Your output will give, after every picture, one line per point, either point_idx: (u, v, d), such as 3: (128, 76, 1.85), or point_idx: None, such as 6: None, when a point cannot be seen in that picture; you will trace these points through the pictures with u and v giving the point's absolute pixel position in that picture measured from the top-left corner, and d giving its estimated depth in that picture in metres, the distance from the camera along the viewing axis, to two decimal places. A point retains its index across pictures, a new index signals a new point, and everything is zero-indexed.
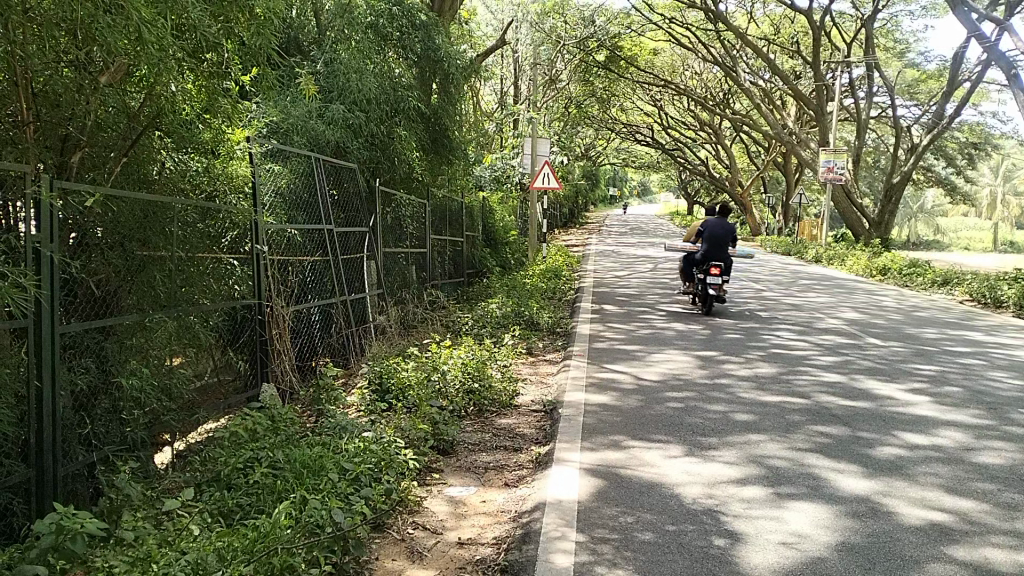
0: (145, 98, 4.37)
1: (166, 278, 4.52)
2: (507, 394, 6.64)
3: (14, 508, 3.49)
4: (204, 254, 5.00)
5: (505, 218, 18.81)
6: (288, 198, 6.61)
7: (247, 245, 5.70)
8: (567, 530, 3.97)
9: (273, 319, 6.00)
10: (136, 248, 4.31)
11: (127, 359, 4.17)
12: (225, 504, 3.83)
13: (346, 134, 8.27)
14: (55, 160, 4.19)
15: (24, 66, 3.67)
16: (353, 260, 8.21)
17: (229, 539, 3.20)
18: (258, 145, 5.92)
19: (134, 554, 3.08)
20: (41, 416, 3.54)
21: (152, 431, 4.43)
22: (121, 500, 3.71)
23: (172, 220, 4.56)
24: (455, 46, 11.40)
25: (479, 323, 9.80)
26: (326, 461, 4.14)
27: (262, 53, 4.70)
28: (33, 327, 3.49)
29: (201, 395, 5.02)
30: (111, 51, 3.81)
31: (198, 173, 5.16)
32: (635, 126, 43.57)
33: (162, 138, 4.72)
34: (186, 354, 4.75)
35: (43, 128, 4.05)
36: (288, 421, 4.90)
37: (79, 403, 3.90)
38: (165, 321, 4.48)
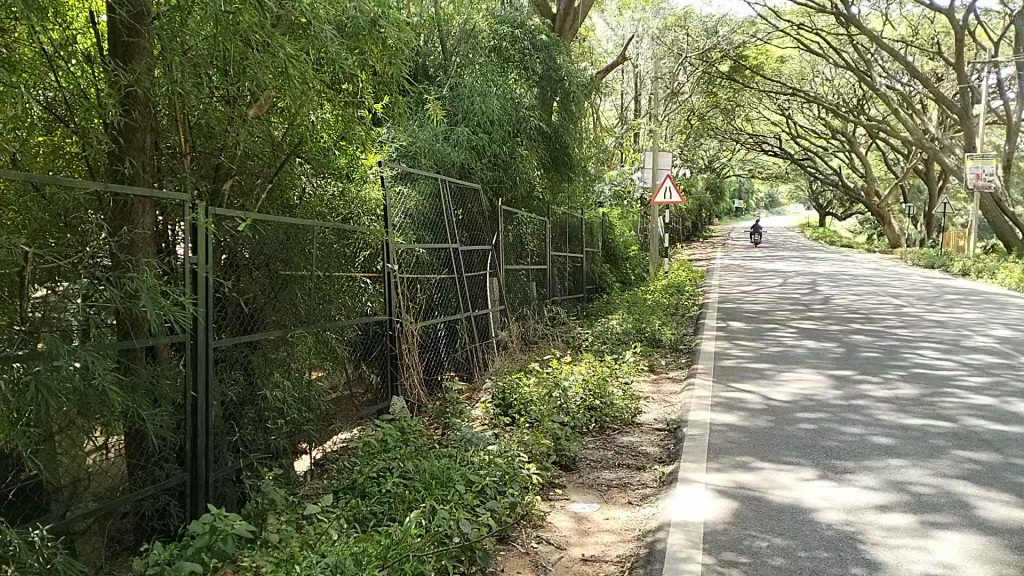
0: (288, 127, 4.68)
1: (307, 296, 4.81)
2: (629, 410, 6.59)
3: (171, 509, 3.80)
4: (339, 273, 5.28)
5: (626, 234, 18.68)
6: (415, 218, 6.87)
7: (379, 264, 5.98)
8: (693, 551, 3.89)
9: (403, 334, 6.25)
10: (279, 268, 4.61)
11: (271, 372, 4.47)
12: (360, 510, 4.00)
13: (469, 155, 8.50)
14: (208, 187, 4.53)
15: (182, 103, 4.10)
16: (477, 277, 8.42)
17: (364, 545, 3.36)
18: (390, 168, 6.23)
19: (279, 555, 3.28)
20: (196, 423, 3.84)
21: (292, 440, 4.71)
22: (266, 504, 3.98)
23: (311, 241, 4.85)
24: (576, 65, 11.54)
25: (600, 339, 9.79)
26: (453, 473, 4.28)
27: (394, 80, 4.95)
28: (190, 342, 3.80)
29: (335, 406, 5.29)
30: (259, 86, 4.14)
31: (335, 198, 5.46)
32: (761, 136, 42.24)
33: (302, 165, 5.04)
34: (324, 368, 5.03)
35: (198, 158, 4.44)
36: (416, 433, 5.08)
37: (228, 413, 4.20)
38: (306, 336, 4.76)
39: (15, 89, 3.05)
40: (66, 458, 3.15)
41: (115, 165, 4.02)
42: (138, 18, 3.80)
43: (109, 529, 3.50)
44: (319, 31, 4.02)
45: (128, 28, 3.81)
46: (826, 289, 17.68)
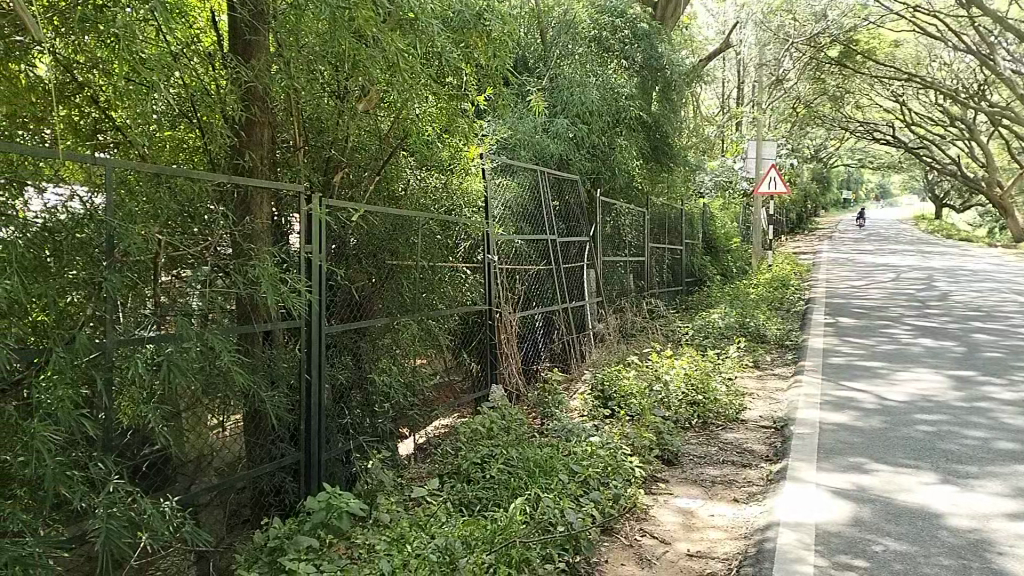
0: (394, 120, 4.79)
1: (412, 285, 4.93)
2: (733, 406, 6.45)
3: (286, 486, 3.99)
4: (443, 264, 5.39)
5: (726, 225, 18.20)
6: (515, 210, 6.93)
7: (480, 255, 6.05)
8: (805, 553, 3.78)
9: (502, 324, 6.31)
10: (387, 258, 4.74)
11: (379, 358, 4.62)
12: (466, 495, 4.09)
13: (568, 146, 8.53)
14: (320, 180, 4.70)
15: (296, 99, 4.27)
16: (575, 269, 8.40)
17: (471, 529, 3.43)
18: (492, 160, 6.28)
19: (391, 534, 3.40)
20: (309, 405, 4.01)
21: (398, 424, 4.85)
22: (376, 485, 4.13)
23: (416, 232, 4.97)
24: (677, 54, 11.32)
25: (701, 333, 9.60)
26: (556, 463, 4.31)
27: (498, 73, 5.00)
28: (305, 327, 3.97)
29: (437, 393, 5.40)
30: (370, 81, 4.25)
31: (439, 190, 5.56)
32: (872, 124, 40.25)
33: (407, 157, 5.15)
34: (427, 355, 5.16)
35: (310, 151, 4.63)
36: (518, 421, 5.14)
37: (339, 396, 4.37)
38: (411, 324, 4.88)
39: (156, 86, 3.29)
40: (194, 435, 3.34)
41: (236, 159, 4.22)
42: (258, 17, 3.99)
43: (230, 503, 3.70)
44: (427, 25, 4.10)
45: (250, 27, 4.02)
46: (944, 285, 16.70)
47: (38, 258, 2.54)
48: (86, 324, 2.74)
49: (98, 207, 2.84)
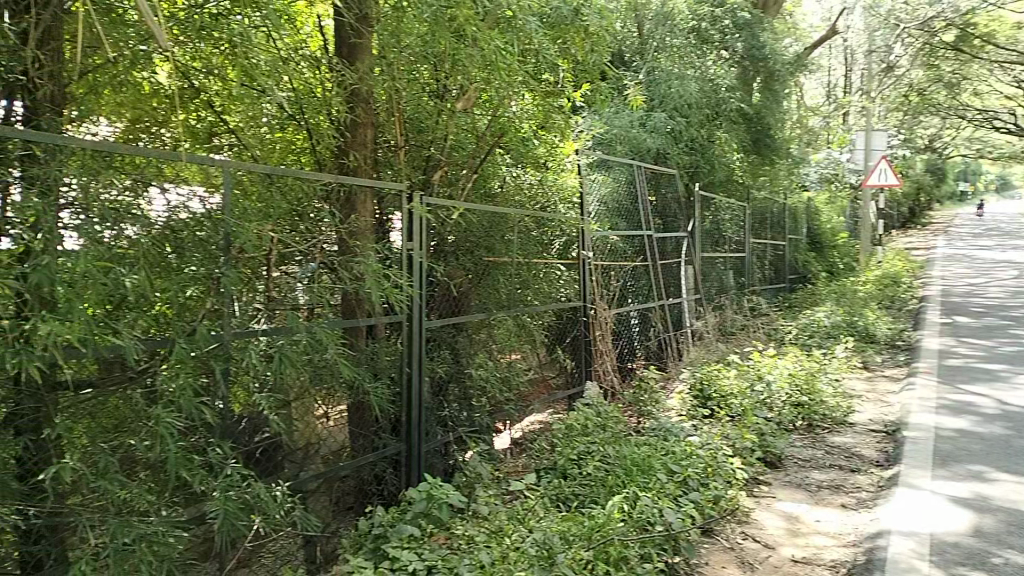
0: (491, 118, 4.81)
1: (508, 281, 4.98)
2: (840, 408, 6.21)
3: (388, 475, 4.11)
4: (538, 260, 5.39)
5: (833, 220, 17.47)
6: (610, 205, 6.88)
7: (575, 251, 6.01)
8: (920, 564, 3.60)
9: (597, 321, 6.26)
10: (483, 255, 4.80)
11: (476, 353, 4.70)
12: (562, 491, 4.12)
13: (665, 139, 8.42)
14: (420, 178, 4.75)
15: (398, 100, 4.35)
16: (672, 265, 8.27)
17: (569, 524, 3.46)
18: (588, 156, 6.25)
19: (490, 527, 3.47)
20: (409, 397, 4.12)
21: (494, 418, 4.91)
22: (474, 477, 4.20)
23: (511, 229, 5.00)
24: (780, 42, 10.96)
25: (806, 333, 9.27)
26: (654, 462, 4.27)
27: (595, 68, 4.97)
28: (406, 322, 4.08)
29: (532, 388, 5.43)
30: (468, 79, 4.30)
31: (534, 186, 5.56)
32: (994, 111, 37.76)
33: (502, 154, 5.17)
34: (522, 351, 5.20)
35: (410, 152, 4.70)
36: (614, 419, 5.10)
37: (437, 389, 4.46)
38: (505, 319, 4.94)
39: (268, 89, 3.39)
40: (303, 424, 3.49)
41: (340, 159, 4.32)
42: (364, 22, 4.08)
43: (336, 490, 3.86)
44: (524, 23, 4.13)
45: (355, 30, 4.10)
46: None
47: (161, 255, 2.69)
48: (206, 317, 2.87)
49: (216, 207, 2.97)
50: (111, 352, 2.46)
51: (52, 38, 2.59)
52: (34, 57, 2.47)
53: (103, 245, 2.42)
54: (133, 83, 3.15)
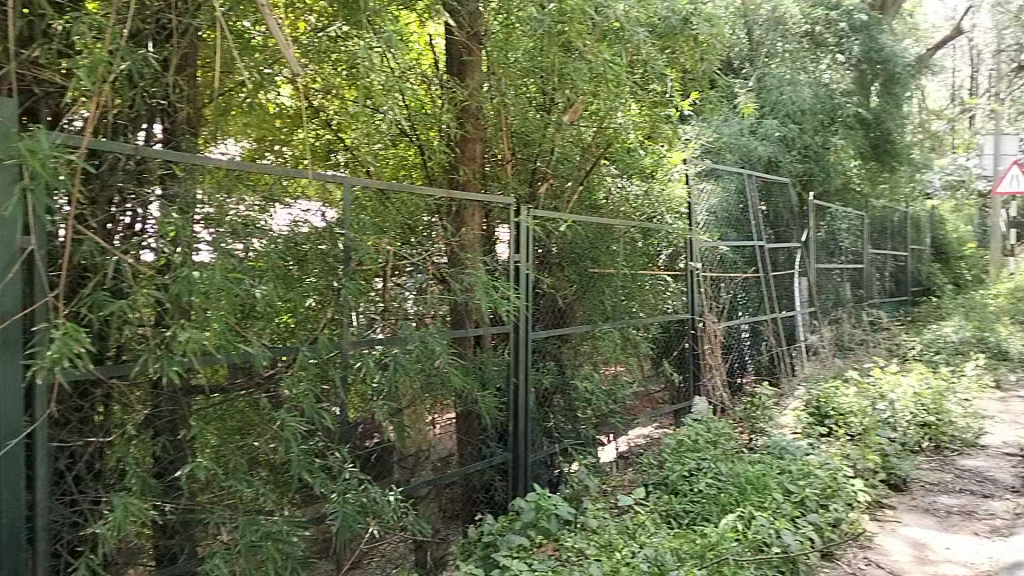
0: (597, 128, 4.77)
1: (614, 292, 4.95)
2: (971, 430, 5.82)
3: (495, 484, 4.16)
4: (644, 272, 5.33)
5: (960, 228, 16.46)
6: (719, 215, 6.74)
7: (683, 262, 5.87)
8: None
9: (706, 334, 6.13)
10: (588, 267, 4.79)
11: (581, 364, 4.71)
12: (673, 506, 4.06)
13: (777, 147, 8.18)
14: (527, 192, 4.72)
15: (507, 114, 4.39)
16: (784, 277, 8.00)
17: (681, 542, 3.41)
18: (696, 165, 6.15)
19: (600, 540, 3.46)
20: (516, 407, 4.15)
21: (600, 431, 4.88)
22: (581, 489, 4.20)
23: (617, 240, 4.97)
24: (901, 43, 10.46)
25: (931, 349, 8.75)
26: (770, 481, 4.15)
27: (705, 77, 4.89)
28: (513, 332, 4.11)
29: (638, 401, 5.37)
30: (577, 92, 4.28)
31: (641, 197, 5.50)
32: None
33: (608, 165, 5.15)
34: (628, 363, 5.15)
35: (516, 165, 4.69)
36: (725, 435, 4.97)
37: (542, 400, 4.48)
38: (612, 331, 4.91)
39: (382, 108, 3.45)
40: (414, 431, 3.58)
41: (450, 174, 4.36)
42: (474, 38, 4.17)
43: (446, 496, 3.93)
44: (632, 34, 4.08)
45: (467, 48, 4.18)
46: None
47: (286, 267, 2.82)
48: (326, 327, 3.01)
49: (335, 222, 3.10)
50: (242, 358, 2.62)
51: (188, 64, 2.75)
52: (173, 82, 2.64)
53: (235, 258, 2.56)
54: (258, 105, 3.29)
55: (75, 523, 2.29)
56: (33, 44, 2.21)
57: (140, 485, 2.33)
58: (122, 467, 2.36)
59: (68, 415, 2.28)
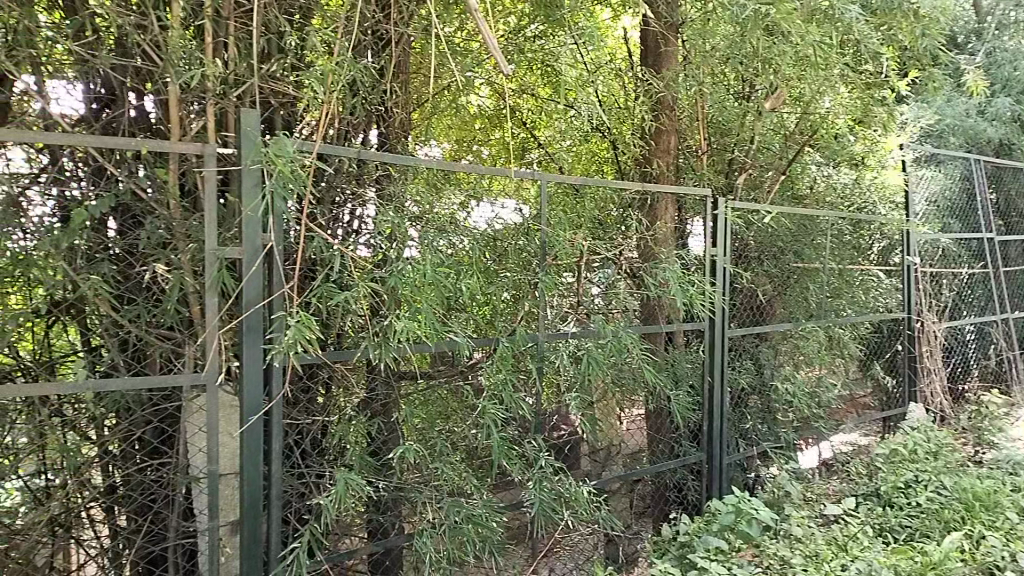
0: (802, 114, 4.51)
1: (819, 289, 4.63)
2: None
3: (687, 484, 3.96)
4: (853, 267, 4.96)
5: None
6: (938, 204, 6.16)
7: (898, 256, 5.41)
8: None
9: (924, 335, 5.61)
10: (790, 261, 4.54)
11: (782, 364, 4.47)
12: (887, 520, 3.78)
13: (1010, 128, 7.32)
14: (724, 183, 4.51)
15: (704, 103, 4.25)
16: (1018, 273, 7.14)
17: (899, 558, 3.18)
18: (913, 150, 5.63)
19: (807, 550, 3.31)
20: (711, 405, 3.93)
21: (801, 434, 4.63)
22: (783, 495, 4.00)
23: (823, 233, 4.66)
24: None
25: None
26: (1003, 499, 3.75)
27: (927, 53, 4.46)
28: (709, 328, 3.88)
29: (843, 406, 5.03)
30: (780, 76, 4.05)
31: (850, 186, 5.13)
32: None
33: (813, 154, 4.84)
34: (834, 365, 4.83)
35: (712, 154, 4.49)
36: (947, 446, 4.53)
37: (738, 400, 4.33)
38: (817, 331, 4.55)
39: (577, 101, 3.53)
40: (607, 425, 3.57)
41: (643, 167, 4.28)
42: (672, 29, 4.13)
43: (637, 492, 3.90)
44: (844, 11, 3.80)
45: (664, 39, 4.15)
46: None
47: (485, 263, 2.95)
48: (524, 319, 3.08)
49: (530, 218, 3.15)
50: (446, 347, 2.74)
51: (403, 71, 2.94)
52: (389, 87, 2.84)
53: (442, 253, 2.71)
54: (454, 106, 3.39)
55: (303, 494, 2.52)
56: (271, 59, 2.45)
57: (358, 463, 2.52)
58: (343, 445, 2.56)
59: (298, 395, 2.51)
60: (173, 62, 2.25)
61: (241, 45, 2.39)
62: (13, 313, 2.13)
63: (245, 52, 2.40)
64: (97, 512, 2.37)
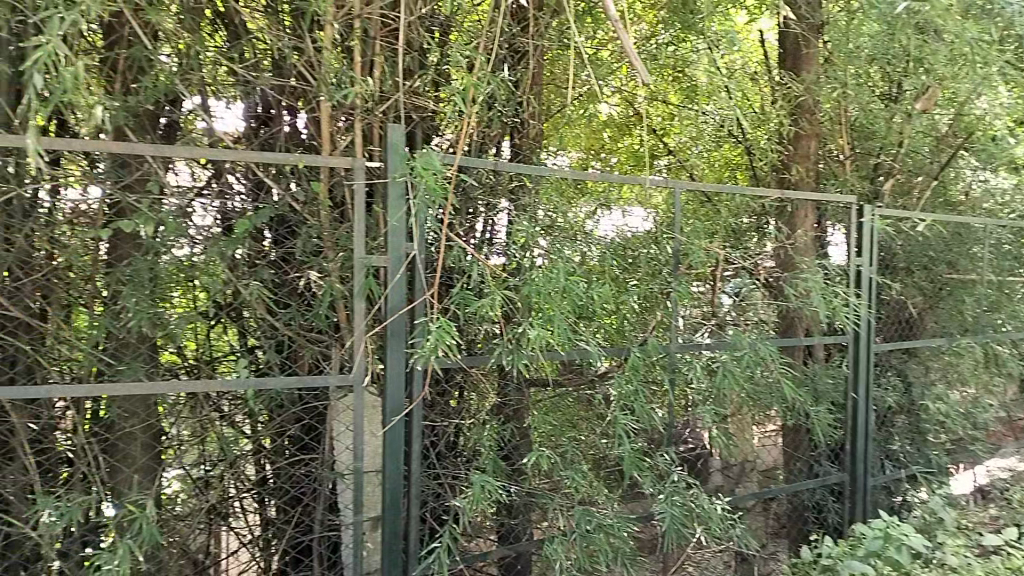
0: (955, 116, 4.24)
1: (976, 302, 4.32)
2: None
3: (827, 505, 3.80)
4: (1015, 278, 4.58)
5: None
6: None
7: None
8: None
9: None
10: (942, 272, 4.25)
11: (933, 382, 4.20)
12: None
13: None
14: (868, 190, 4.28)
15: (847, 105, 4.02)
16: None
17: None
18: None
19: None
20: (855, 422, 3.74)
21: (954, 457, 4.33)
22: (935, 521, 3.76)
23: (980, 242, 4.32)
24: None
25: None
26: None
27: None
28: (853, 342, 3.71)
29: (1001, 428, 4.67)
30: (934, 76, 3.82)
31: (1010, 191, 4.76)
32: None
33: (968, 158, 4.52)
34: (991, 384, 4.49)
35: (856, 159, 4.24)
36: None
37: (882, 418, 4.10)
38: (973, 348, 4.24)
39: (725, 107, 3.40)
40: (741, 440, 3.47)
41: (781, 173, 4.10)
42: (813, 30, 3.95)
43: (772, 510, 3.76)
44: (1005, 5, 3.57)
45: (806, 39, 3.96)
46: None
47: (618, 271, 2.95)
48: (655, 328, 3.05)
49: (661, 226, 3.10)
50: (579, 355, 2.75)
51: (537, 82, 2.99)
52: (524, 99, 2.91)
53: (573, 262, 2.73)
54: (585, 116, 3.40)
55: (439, 494, 2.60)
56: (415, 76, 2.56)
57: (492, 466, 2.58)
58: (477, 448, 2.62)
59: (435, 398, 2.61)
60: (326, 82, 2.40)
61: (386, 63, 2.50)
62: (181, 315, 2.32)
63: (390, 70, 2.51)
64: (250, 503, 2.53)
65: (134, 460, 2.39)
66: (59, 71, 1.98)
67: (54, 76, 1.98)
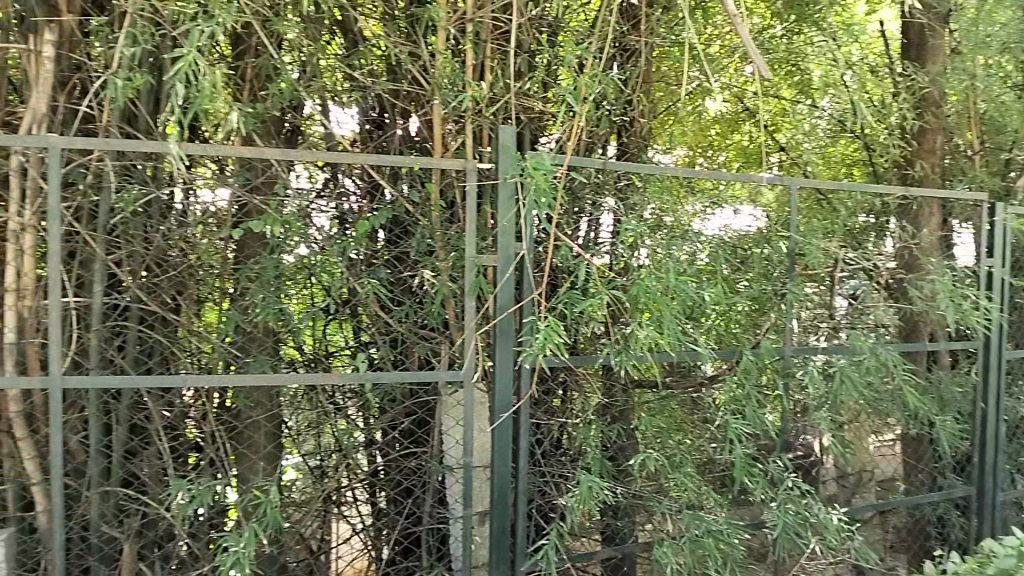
0: None
1: None
2: None
3: (951, 519, 3.60)
4: None
5: None
6: None
7: None
8: None
9: None
10: None
11: None
12: None
13: None
14: (1000, 186, 3.99)
15: (978, 96, 3.78)
16: None
17: None
18: None
19: None
20: (984, 433, 3.53)
21: None
22: None
23: None
24: None
25: None
26: None
27: None
28: (982, 348, 3.52)
29: None
30: None
31: None
32: None
33: None
34: None
35: (987, 153, 3.97)
36: None
37: (1013, 430, 3.85)
38: None
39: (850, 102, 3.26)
40: (858, 449, 3.34)
41: (903, 170, 3.90)
42: (939, 19, 3.77)
43: (891, 523, 3.59)
44: None
45: (932, 29, 3.77)
46: None
47: (730, 271, 2.90)
48: (767, 331, 2.97)
49: (775, 225, 3.01)
50: (689, 356, 2.72)
51: (647, 81, 2.96)
52: (634, 97, 2.90)
53: (683, 262, 2.69)
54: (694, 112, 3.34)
55: (544, 492, 2.62)
56: (524, 78, 2.59)
57: (598, 466, 2.57)
58: (583, 448, 2.63)
59: (541, 397, 2.63)
60: (440, 85, 2.46)
61: (498, 65, 2.54)
62: (302, 312, 2.43)
63: (501, 71, 2.54)
64: (360, 493, 2.62)
65: (259, 448, 2.53)
66: (198, 79, 2.13)
67: (194, 84, 2.12)
